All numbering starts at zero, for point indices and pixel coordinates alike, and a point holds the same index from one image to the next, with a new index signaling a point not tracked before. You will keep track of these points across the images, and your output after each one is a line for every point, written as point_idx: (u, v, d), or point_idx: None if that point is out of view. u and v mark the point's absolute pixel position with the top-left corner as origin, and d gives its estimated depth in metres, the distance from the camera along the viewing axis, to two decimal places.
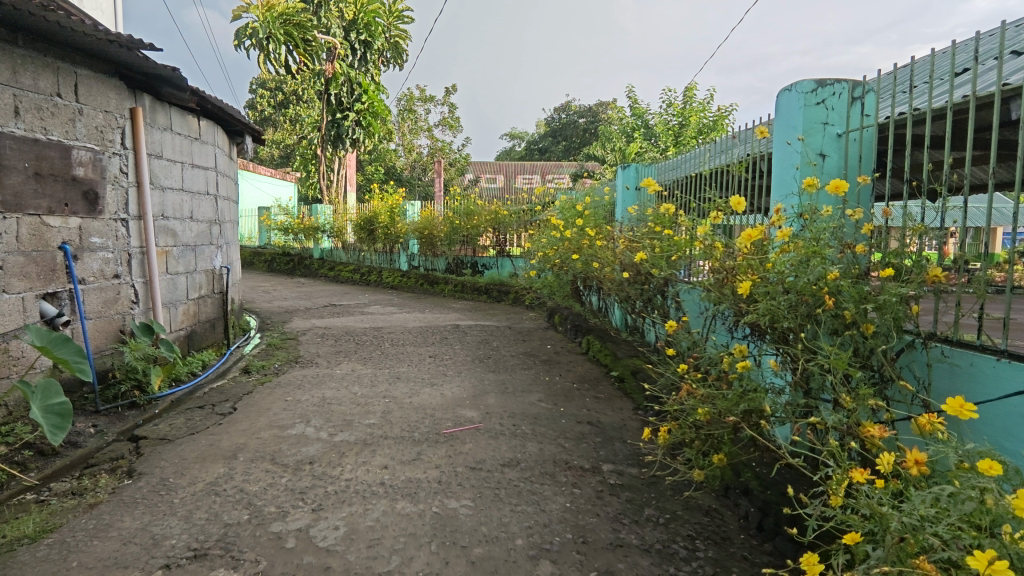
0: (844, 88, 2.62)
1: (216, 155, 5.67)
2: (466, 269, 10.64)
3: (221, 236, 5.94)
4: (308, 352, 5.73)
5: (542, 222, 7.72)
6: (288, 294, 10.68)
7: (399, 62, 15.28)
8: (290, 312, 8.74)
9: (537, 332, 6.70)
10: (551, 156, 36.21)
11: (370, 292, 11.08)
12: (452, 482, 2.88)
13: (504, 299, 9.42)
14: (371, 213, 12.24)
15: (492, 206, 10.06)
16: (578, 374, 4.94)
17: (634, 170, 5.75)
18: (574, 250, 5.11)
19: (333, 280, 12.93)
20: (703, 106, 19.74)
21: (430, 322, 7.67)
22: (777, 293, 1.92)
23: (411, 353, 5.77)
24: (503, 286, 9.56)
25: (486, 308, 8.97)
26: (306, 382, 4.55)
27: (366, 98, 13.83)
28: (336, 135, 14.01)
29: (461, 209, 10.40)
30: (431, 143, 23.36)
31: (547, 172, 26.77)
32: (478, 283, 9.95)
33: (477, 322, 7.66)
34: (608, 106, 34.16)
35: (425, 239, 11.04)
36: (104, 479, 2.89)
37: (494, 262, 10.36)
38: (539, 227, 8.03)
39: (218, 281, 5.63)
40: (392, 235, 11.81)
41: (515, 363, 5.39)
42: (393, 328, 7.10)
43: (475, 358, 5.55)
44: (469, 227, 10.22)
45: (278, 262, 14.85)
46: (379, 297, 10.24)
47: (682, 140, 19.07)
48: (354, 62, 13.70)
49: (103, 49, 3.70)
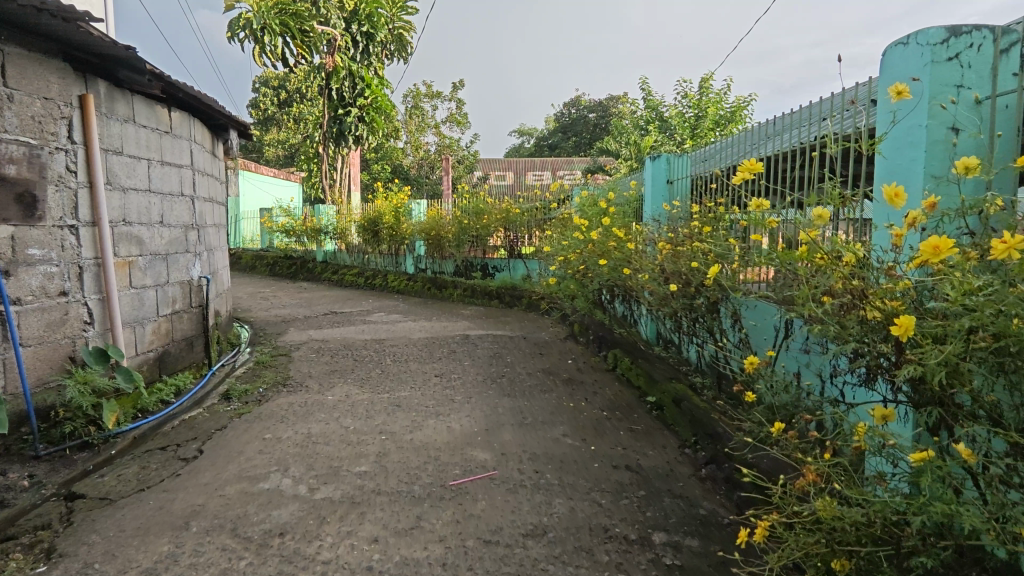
0: (984, 36, 1.91)
1: (193, 150, 5.03)
2: (476, 272, 9.97)
3: (202, 241, 5.30)
4: (300, 373, 5.09)
5: (559, 222, 7.05)
6: (288, 301, 10.07)
7: (403, 55, 14.66)
8: (287, 321, 8.11)
9: (555, 344, 6.02)
10: (561, 152, 35.48)
11: (374, 297, 10.46)
12: (460, 566, 2.21)
13: (517, 305, 8.77)
14: (376, 214, 11.62)
15: (503, 205, 9.39)
16: (607, 399, 4.25)
17: (667, 162, 5.06)
18: (600, 254, 4.43)
19: (336, 285, 12.32)
20: (721, 96, 18.95)
21: (437, 332, 7.02)
22: (963, 342, 1.22)
23: (415, 372, 5.11)
24: (517, 290, 8.92)
25: (498, 315, 8.31)
26: (291, 414, 3.92)
27: (370, 93, 13.23)
28: (338, 132, 13.42)
29: (470, 208, 9.76)
30: (439, 141, 22.73)
31: (558, 169, 26.08)
32: (489, 287, 9.29)
33: (489, 332, 7.00)
34: (618, 101, 33.38)
35: (432, 240, 10.40)
36: (14, 564, 2.26)
37: (505, 265, 9.70)
38: (555, 227, 7.37)
39: (198, 294, 5.01)
40: (397, 236, 11.17)
41: (532, 384, 4.72)
42: (396, 340, 6.46)
43: (487, 377, 4.89)
44: (479, 227, 9.58)
45: (281, 265, 14.28)
46: (384, 304, 9.62)
47: (699, 132, 18.32)
48: (357, 55, 13.10)
49: (34, 20, 3.07)
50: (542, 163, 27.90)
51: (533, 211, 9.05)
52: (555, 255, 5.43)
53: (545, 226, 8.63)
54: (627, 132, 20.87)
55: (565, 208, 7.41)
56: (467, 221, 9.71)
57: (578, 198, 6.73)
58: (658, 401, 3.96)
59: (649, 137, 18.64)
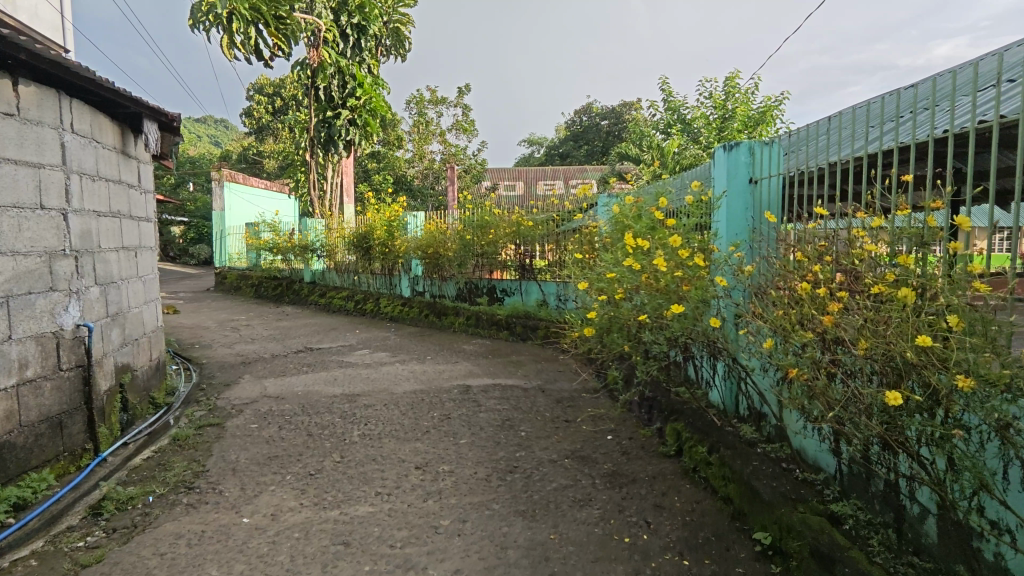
0: None
1: (67, 142, 3.57)
2: (482, 296, 8.42)
3: (94, 270, 3.82)
4: (221, 461, 3.53)
5: (587, 240, 5.49)
6: (261, 332, 8.55)
7: (401, 54, 13.44)
8: (249, 364, 6.56)
9: (585, 406, 4.43)
10: (572, 161, 34.03)
11: (363, 327, 8.91)
12: None
13: (531, 338, 7.22)
14: (367, 228, 10.16)
15: (513, 215, 7.86)
16: (680, 529, 2.65)
17: (744, 154, 3.51)
18: (660, 292, 2.87)
19: (324, 309, 10.83)
20: (748, 96, 17.58)
21: (430, 380, 5.44)
22: None
23: (387, 458, 3.54)
24: (535, 319, 7.35)
25: (509, 352, 6.73)
26: (163, 568, 2.36)
27: (362, 92, 11.83)
28: (327, 137, 11.99)
29: (473, 220, 8.21)
30: (444, 149, 21.37)
31: (571, 178, 24.61)
32: (497, 315, 7.73)
33: (498, 380, 5.41)
34: (632, 107, 32.00)
35: (429, 258, 8.89)
36: None
37: (517, 287, 8.12)
38: (582, 250, 5.83)
39: (73, 350, 3.49)
40: (391, 253, 9.67)
41: (560, 485, 3.13)
42: (374, 397, 4.88)
43: (491, 472, 3.31)
44: (485, 243, 8.02)
45: (267, 287, 12.85)
46: (373, 336, 8.07)
47: (726, 134, 16.89)
48: (346, 50, 11.75)
49: None
50: (554, 171, 26.47)
51: (549, 223, 7.48)
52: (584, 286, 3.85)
53: (567, 242, 7.05)
54: (646, 136, 19.37)
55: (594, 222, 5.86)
56: (472, 237, 8.16)
57: (610, 208, 5.15)
58: (771, 540, 2.37)
59: (671, 140, 17.13)
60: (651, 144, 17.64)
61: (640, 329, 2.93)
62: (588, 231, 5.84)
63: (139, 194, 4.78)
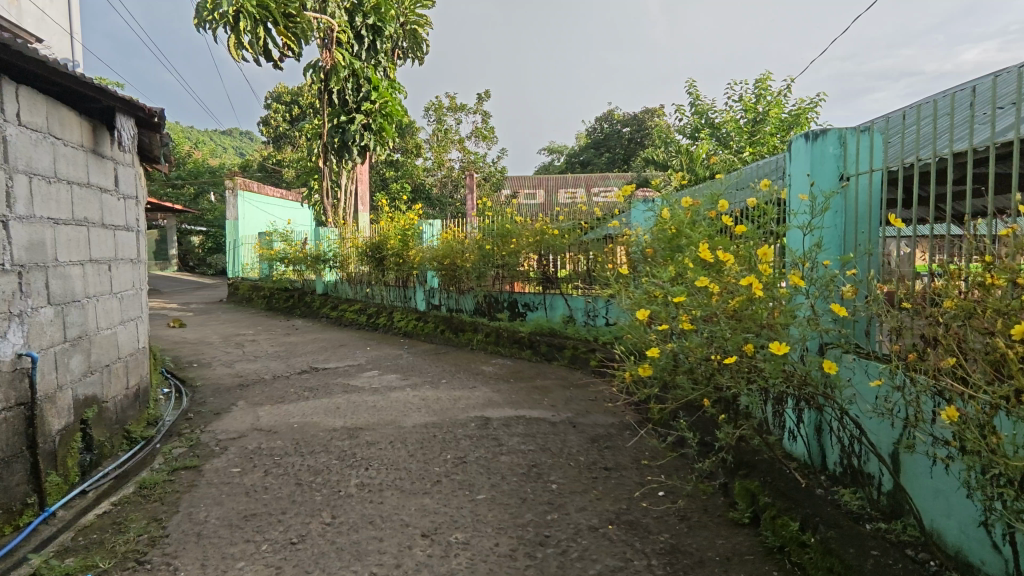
0: None
1: (11, 138, 3.01)
2: (502, 311, 7.76)
3: (48, 287, 3.23)
4: (186, 523, 2.89)
5: (632, 254, 4.80)
6: (266, 349, 7.98)
7: (418, 56, 12.99)
8: (246, 387, 5.97)
9: (626, 450, 3.73)
10: (594, 169, 33.35)
11: (375, 344, 8.30)
12: None
13: (556, 359, 6.55)
14: (380, 237, 9.59)
15: (536, 223, 7.19)
16: None
17: (833, 144, 2.80)
18: (738, 320, 2.14)
19: (335, 323, 10.27)
20: (781, 98, 16.86)
21: (443, 410, 4.78)
22: None
23: (388, 521, 2.88)
24: (562, 337, 6.67)
25: (532, 375, 6.05)
26: None
27: (377, 96, 11.32)
28: (340, 142, 11.49)
29: (492, 228, 7.56)
30: (463, 156, 20.86)
31: (592, 185, 23.92)
32: (520, 333, 7.07)
33: (521, 411, 4.73)
34: (655, 114, 31.29)
35: (446, 269, 8.26)
36: None
37: (540, 302, 7.45)
38: (624, 265, 5.13)
39: (13, 385, 2.90)
40: (405, 264, 9.08)
41: (605, 569, 2.43)
42: (379, 432, 4.24)
43: (516, 545, 2.62)
44: (506, 253, 7.35)
45: (278, 299, 12.38)
46: (385, 355, 7.46)
47: (758, 138, 16.18)
48: (361, 52, 11.26)
49: None
50: (575, 179, 25.84)
51: (576, 232, 6.82)
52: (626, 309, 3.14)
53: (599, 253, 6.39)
54: (672, 142, 18.63)
55: (635, 233, 5.17)
56: (493, 247, 7.50)
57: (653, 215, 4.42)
58: None
59: (699, 145, 16.39)
60: (678, 150, 16.90)
61: (711, 368, 2.20)
62: (628, 242, 5.16)
63: (116, 200, 4.25)
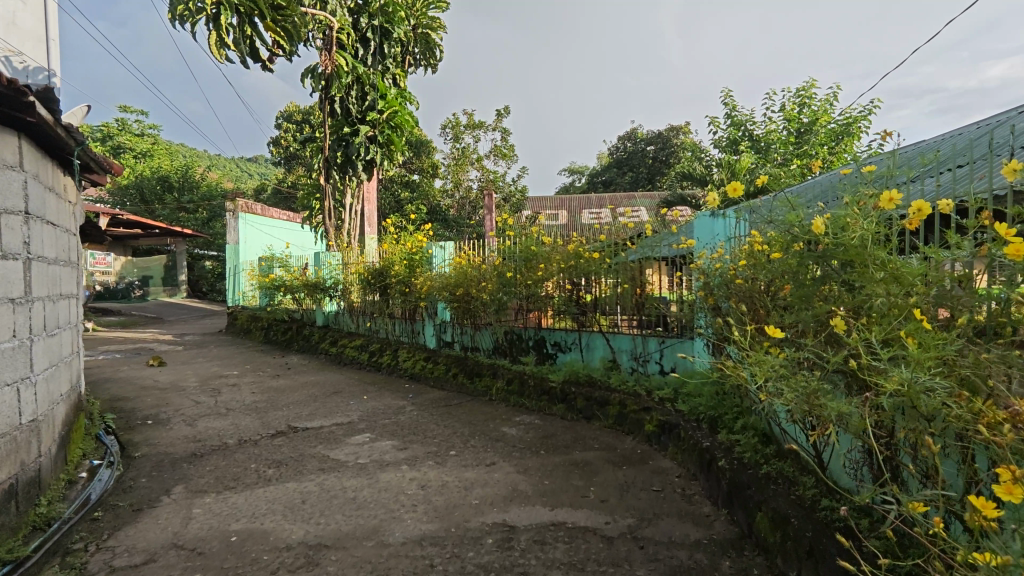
0: None
1: None
2: (527, 352, 6.38)
3: None
4: None
5: (723, 284, 3.47)
6: (245, 398, 6.66)
7: (432, 64, 11.97)
8: (198, 458, 4.62)
9: None
10: (617, 188, 32.03)
11: (375, 391, 6.94)
12: None
13: (597, 417, 5.14)
14: (383, 262, 8.32)
15: (567, 244, 5.81)
16: None
17: None
18: None
19: (335, 361, 8.97)
20: (827, 107, 15.52)
21: (448, 510, 3.37)
22: None
23: None
24: (605, 388, 5.27)
25: (568, 443, 4.63)
26: None
27: (384, 104, 10.18)
28: (343, 157, 10.35)
29: (514, 251, 6.19)
30: (482, 175, 19.69)
31: (617, 205, 22.56)
32: (549, 381, 5.66)
33: (559, 514, 3.30)
34: (680, 131, 30.00)
35: (458, 301, 6.89)
36: None
37: (574, 340, 6.04)
38: (706, 297, 3.76)
39: None
40: (411, 293, 7.78)
41: None
42: (351, 557, 2.85)
43: None
44: (533, 280, 5.93)
45: (276, 332, 11.17)
46: (386, 408, 6.07)
47: (804, 150, 14.82)
48: (366, 58, 10.20)
49: None
50: (600, 198, 24.54)
51: (619, 252, 5.43)
52: (802, 410, 2.14)
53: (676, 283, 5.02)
54: (706, 156, 17.28)
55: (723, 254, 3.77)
56: (517, 273, 6.08)
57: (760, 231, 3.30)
58: None
59: (740, 157, 15.01)
60: (715, 163, 15.54)
61: None
62: (709, 265, 3.75)
63: None
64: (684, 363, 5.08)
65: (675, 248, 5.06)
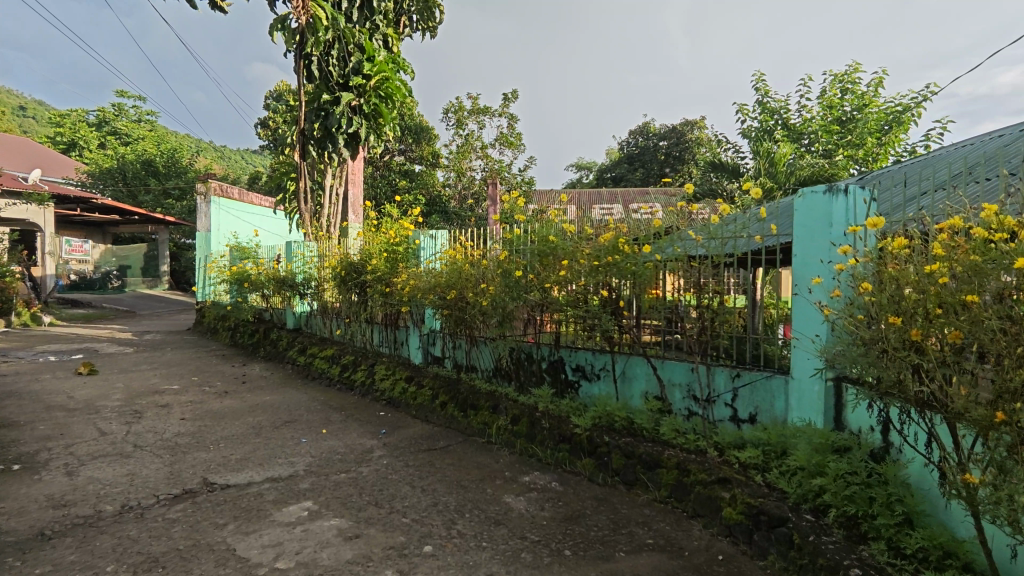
0: None
1: None
2: (540, 378, 4.83)
3: None
4: None
5: (960, 308, 1.86)
6: (169, 427, 5.07)
7: (430, 30, 10.42)
8: (42, 544, 3.01)
9: None
10: (628, 185, 30.36)
11: (340, 422, 5.34)
12: None
13: (643, 484, 3.55)
14: (360, 254, 6.73)
15: (598, 233, 4.22)
16: None
17: None
18: None
19: (302, 374, 7.38)
20: (871, 95, 13.90)
21: None
22: None
23: None
24: (657, 443, 3.72)
25: (605, 535, 3.06)
26: None
27: (372, 68, 8.60)
28: (322, 130, 8.72)
29: (523, 243, 4.57)
30: (486, 164, 18.07)
31: (630, 201, 20.92)
32: (573, 426, 4.08)
33: None
34: (696, 125, 28.40)
35: (449, 308, 5.28)
36: None
37: (604, 366, 4.44)
38: (882, 322, 2.12)
39: None
40: (392, 294, 6.19)
41: None
42: None
43: None
44: (552, 282, 4.30)
45: (243, 334, 9.60)
46: (348, 453, 4.46)
47: (847, 141, 13.19)
48: (351, 13, 8.64)
49: None
50: (612, 193, 22.99)
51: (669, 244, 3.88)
52: None
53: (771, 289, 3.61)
54: (733, 147, 15.66)
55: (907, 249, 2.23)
56: (534, 274, 4.43)
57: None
58: None
59: (775, 146, 13.38)
60: (746, 154, 13.92)
61: None
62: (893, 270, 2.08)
63: None
64: (770, 414, 3.56)
65: (757, 242, 3.63)
